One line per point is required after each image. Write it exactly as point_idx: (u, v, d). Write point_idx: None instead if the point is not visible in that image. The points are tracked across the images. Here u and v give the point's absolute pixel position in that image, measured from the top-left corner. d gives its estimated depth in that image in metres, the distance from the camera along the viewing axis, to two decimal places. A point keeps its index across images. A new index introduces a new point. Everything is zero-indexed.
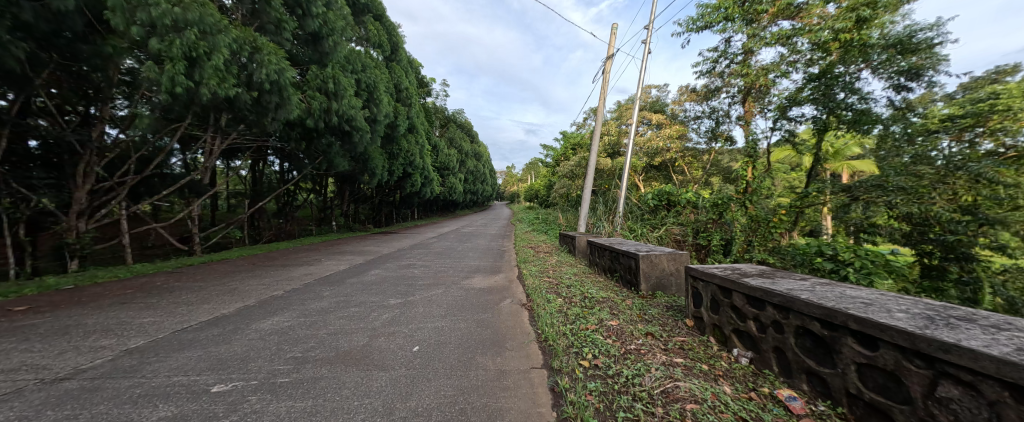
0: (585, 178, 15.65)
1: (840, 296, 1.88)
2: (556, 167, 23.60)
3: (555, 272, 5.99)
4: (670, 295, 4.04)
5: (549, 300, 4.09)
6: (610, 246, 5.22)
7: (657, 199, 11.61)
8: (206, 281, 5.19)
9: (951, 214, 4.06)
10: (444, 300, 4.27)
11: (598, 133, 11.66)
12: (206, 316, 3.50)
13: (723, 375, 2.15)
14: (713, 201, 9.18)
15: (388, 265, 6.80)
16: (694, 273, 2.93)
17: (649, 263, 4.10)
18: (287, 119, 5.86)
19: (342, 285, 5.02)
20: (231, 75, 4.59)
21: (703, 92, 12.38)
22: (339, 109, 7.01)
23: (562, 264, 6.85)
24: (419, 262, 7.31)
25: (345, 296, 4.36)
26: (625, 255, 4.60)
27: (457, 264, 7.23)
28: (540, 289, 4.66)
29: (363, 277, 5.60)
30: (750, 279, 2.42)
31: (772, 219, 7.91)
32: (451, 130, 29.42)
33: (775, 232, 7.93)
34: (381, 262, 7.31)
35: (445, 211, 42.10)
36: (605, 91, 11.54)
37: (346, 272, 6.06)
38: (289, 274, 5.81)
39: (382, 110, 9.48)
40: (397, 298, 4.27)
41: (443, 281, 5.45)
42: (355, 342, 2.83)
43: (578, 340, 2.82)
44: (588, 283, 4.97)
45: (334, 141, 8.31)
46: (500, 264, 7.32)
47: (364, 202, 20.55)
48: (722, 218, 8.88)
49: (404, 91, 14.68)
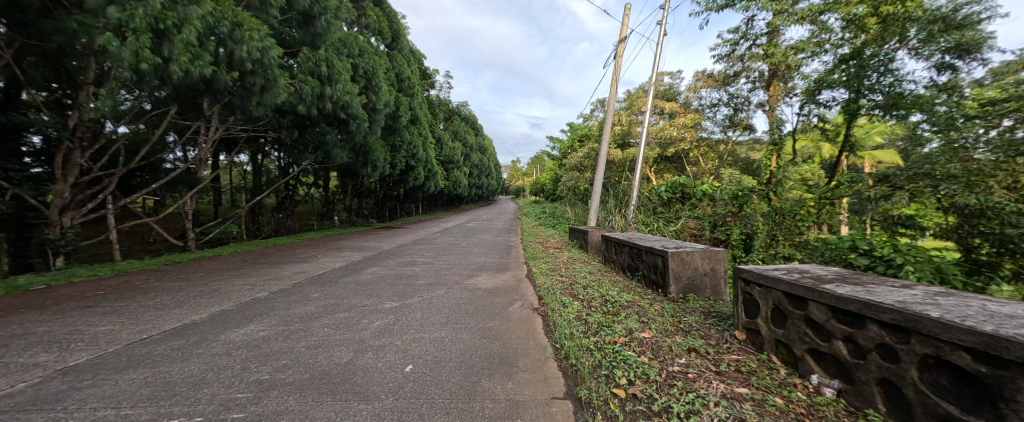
0: (594, 170, 15.04)
1: (992, 316, 1.33)
2: (562, 159, 22.97)
3: (567, 270, 5.48)
4: (704, 299, 3.50)
5: (565, 304, 3.57)
6: (631, 242, 4.66)
7: (670, 192, 10.96)
8: (189, 281, 4.77)
9: (1014, 205, 3.41)
10: (445, 303, 3.77)
11: (610, 121, 11.02)
12: (173, 323, 3.05)
13: (808, 414, 1.62)
14: (732, 193, 8.78)
15: (387, 263, 6.33)
16: (747, 275, 2.40)
17: (681, 260, 3.56)
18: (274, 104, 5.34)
19: (334, 285, 4.55)
20: (207, 53, 4.10)
21: (721, 78, 11.73)
22: (333, 94, 6.47)
23: (574, 261, 6.33)
24: (421, 259, 6.84)
25: (335, 299, 3.88)
26: (650, 252, 4.05)
27: (461, 261, 6.75)
28: (553, 290, 4.16)
29: (359, 276, 5.15)
30: (834, 287, 1.89)
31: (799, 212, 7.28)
32: (455, 123, 28.89)
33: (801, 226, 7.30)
34: (379, 259, 6.85)
35: (450, 205, 41.72)
36: (616, 77, 10.90)
37: (341, 271, 5.61)
38: (280, 273, 5.39)
39: (381, 99, 8.97)
40: (393, 301, 3.79)
41: (445, 280, 4.97)
42: (337, 359, 2.35)
43: (606, 358, 2.30)
44: (607, 282, 4.45)
45: (329, 130, 7.77)
46: (508, 260, 6.81)
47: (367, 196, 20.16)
48: (742, 211, 8.50)
49: (406, 82, 14.21)
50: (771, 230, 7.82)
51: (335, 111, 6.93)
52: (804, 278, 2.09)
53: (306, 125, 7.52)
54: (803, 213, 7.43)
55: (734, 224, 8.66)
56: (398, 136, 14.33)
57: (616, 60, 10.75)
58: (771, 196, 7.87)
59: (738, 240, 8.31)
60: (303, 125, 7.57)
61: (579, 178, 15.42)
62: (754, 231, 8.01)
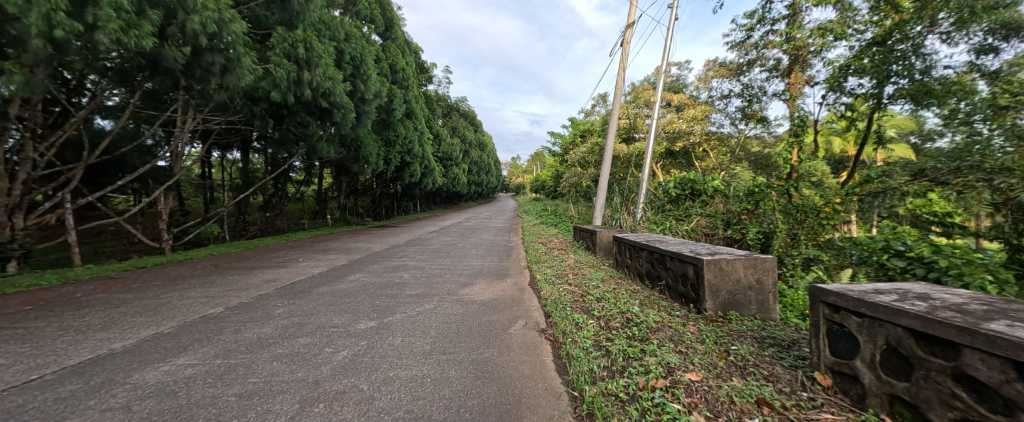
0: (598, 166, 14.36)
1: None
2: (563, 155, 22.25)
3: (576, 276, 4.83)
4: (749, 318, 2.85)
5: (578, 324, 2.92)
6: (651, 245, 4.01)
7: (679, 188, 10.15)
8: (139, 293, 4.10)
9: None
10: (432, 322, 3.12)
11: (617, 113, 10.37)
12: (82, 355, 2.38)
13: None
14: (748, 189, 8.17)
15: (373, 268, 5.67)
16: (837, 300, 1.77)
17: (720, 270, 2.90)
18: (237, 87, 4.67)
19: (305, 297, 3.90)
20: (146, 21, 3.41)
21: (733, 67, 11.07)
22: (312, 80, 5.76)
23: (583, 265, 5.67)
24: (412, 264, 6.19)
25: (301, 317, 3.23)
26: (678, 258, 3.40)
27: (456, 265, 6.09)
28: (562, 304, 3.51)
29: (338, 285, 4.50)
30: (1007, 328, 1.20)
31: (824, 209, 6.81)
32: (453, 119, 28.20)
33: (826, 224, 6.84)
34: (366, 263, 6.19)
35: (450, 203, 41.02)
36: (623, 66, 10.22)
37: (320, 278, 4.96)
38: (250, 280, 4.74)
39: (370, 89, 8.29)
40: (369, 320, 3.13)
41: (436, 289, 4.32)
42: (273, 418, 1.68)
43: (645, 415, 1.64)
44: (624, 294, 3.81)
45: (312, 121, 7.07)
46: (507, 264, 6.15)
47: (361, 194, 19.47)
48: (758, 209, 7.89)
49: (401, 74, 13.52)
50: (791, 228, 7.17)
51: (316, 99, 6.24)
52: (938, 311, 1.42)
53: (284, 116, 6.84)
54: (828, 211, 6.78)
55: (749, 222, 8.03)
56: (393, 130, 13.65)
57: (623, 47, 10.09)
58: (792, 192, 7.25)
59: (755, 240, 7.66)
60: (281, 115, 6.88)
61: (582, 174, 14.74)
62: (773, 230, 7.36)
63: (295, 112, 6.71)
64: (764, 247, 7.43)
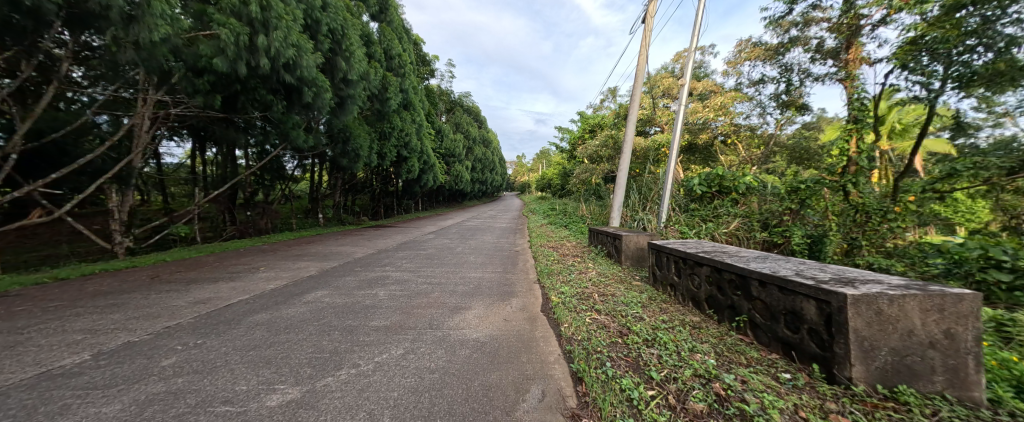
0: (612, 161, 13.15)
1: None
2: (571, 151, 21.10)
3: (604, 298, 3.65)
4: (935, 400, 1.62)
5: (631, 403, 1.73)
6: (718, 260, 2.80)
7: (705, 186, 8.73)
8: (3, 323, 2.94)
9: None
10: (394, 388, 1.94)
11: (637, 100, 9.13)
12: None
13: None
14: (789, 185, 6.98)
15: (345, 282, 4.51)
16: None
17: (876, 315, 1.71)
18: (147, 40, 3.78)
19: (228, 333, 2.73)
20: None
21: (768, 48, 9.82)
22: (268, 45, 4.60)
23: (607, 280, 4.48)
24: (394, 275, 5.01)
25: (193, 376, 2.05)
26: (778, 285, 2.18)
27: (450, 277, 4.94)
28: (595, 353, 2.34)
29: (286, 310, 3.33)
30: None
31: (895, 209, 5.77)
32: (457, 115, 27.31)
33: (894, 225, 5.78)
34: (339, 274, 5.05)
35: (452, 202, 39.87)
36: (645, 44, 8.97)
37: (269, 298, 3.79)
38: (172, 302, 3.57)
39: (353, 68, 7.17)
40: (298, 383, 1.97)
41: (415, 318, 3.15)
42: None
43: None
44: (685, 335, 2.60)
45: (277, 101, 5.91)
46: (513, 277, 4.99)
47: (357, 192, 18.38)
48: (803, 208, 6.78)
49: (396, 60, 12.47)
50: (848, 233, 6.12)
51: (278, 72, 5.08)
52: None
53: (238, 92, 5.70)
54: (897, 211, 5.80)
55: (792, 224, 6.84)
56: (388, 122, 12.55)
57: (645, 22, 8.82)
58: (849, 189, 6.15)
59: (802, 245, 6.44)
60: (236, 92, 5.73)
61: (594, 170, 13.40)
62: (825, 234, 6.21)
63: (252, 87, 5.58)
64: (816, 252, 6.19)
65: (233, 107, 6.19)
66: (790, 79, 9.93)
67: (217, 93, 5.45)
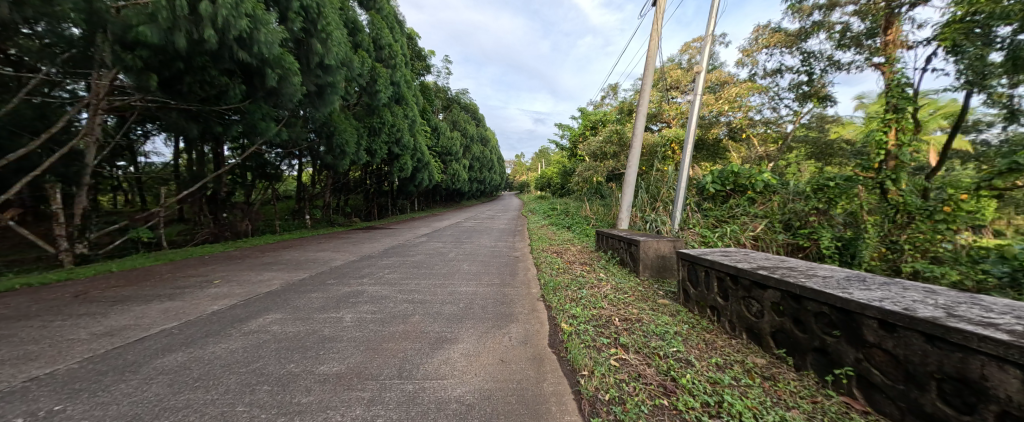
0: (617, 159, 12.33)
1: None
2: (572, 149, 20.31)
3: (629, 327, 2.83)
4: None
5: None
6: (796, 285, 2.01)
7: (719, 184, 7.74)
8: None
9: None
10: None
11: (647, 90, 8.32)
12: None
13: None
14: (813, 182, 6.17)
15: (310, 300, 3.71)
16: None
17: None
18: None
19: (114, 389, 1.93)
20: None
21: (788, 35, 9.08)
22: (212, 13, 3.78)
23: (628, 297, 3.67)
24: (373, 290, 4.23)
25: None
26: (922, 332, 1.38)
27: (438, 292, 4.15)
28: None
29: (217, 345, 2.52)
30: None
31: (945, 210, 4.74)
32: (454, 113, 26.46)
33: (947, 228, 4.76)
34: (307, 288, 4.25)
35: (450, 202, 39.05)
36: (656, 29, 8.18)
37: (203, 325, 2.97)
38: (71, 335, 2.73)
39: (331, 52, 6.38)
40: None
41: (384, 357, 2.37)
42: None
43: None
44: (761, 394, 1.80)
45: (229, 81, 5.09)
46: (512, 292, 4.21)
47: (349, 192, 17.54)
48: (832, 208, 5.97)
49: (387, 51, 11.69)
50: (886, 236, 5.24)
51: (228, 48, 4.28)
52: None
53: (181, 71, 4.89)
54: (946, 211, 4.74)
55: (819, 226, 6.04)
56: (377, 116, 11.77)
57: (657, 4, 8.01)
58: (887, 186, 5.23)
59: (832, 249, 5.63)
60: (181, 72, 4.90)
61: (597, 168, 12.60)
62: (856, 237, 5.46)
63: (200, 66, 4.81)
64: (850, 258, 5.42)
65: (179, 92, 5.37)
66: (811, 68, 9.20)
67: (154, 73, 4.64)
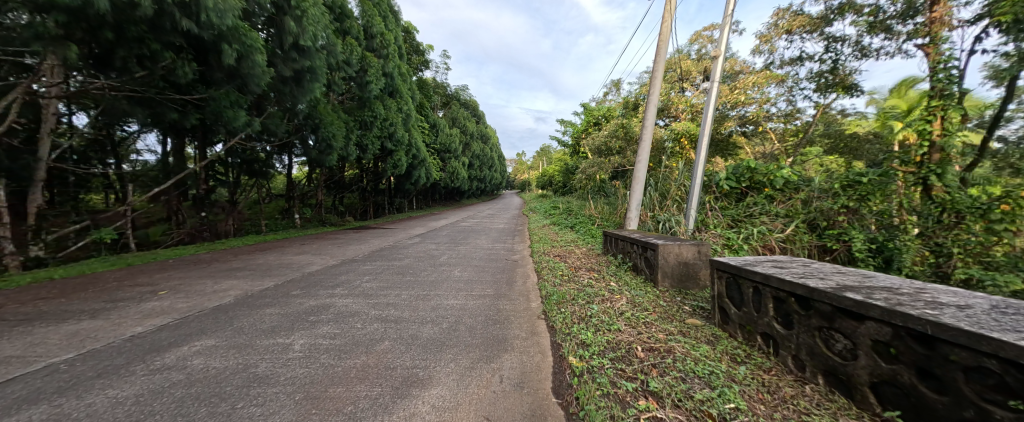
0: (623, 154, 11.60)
1: None
2: (575, 146, 19.55)
3: (657, 364, 2.13)
4: None
5: None
6: (926, 320, 1.31)
7: (733, 181, 6.93)
8: None
9: None
10: None
11: (659, 78, 7.60)
12: None
13: None
14: (842, 178, 5.28)
15: (261, 318, 3.05)
16: None
17: None
18: None
19: None
20: None
21: (811, 20, 8.35)
22: None
23: (649, 317, 2.97)
24: (343, 303, 3.57)
25: None
26: None
27: (420, 307, 3.47)
28: None
29: (104, 391, 1.86)
30: None
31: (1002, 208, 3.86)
32: (453, 109, 25.68)
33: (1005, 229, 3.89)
34: (264, 301, 3.57)
35: (449, 201, 38.16)
36: (670, 11, 7.45)
37: (108, 356, 2.31)
38: None
39: (307, 32, 5.71)
40: None
41: (323, 413, 1.70)
42: None
43: None
44: None
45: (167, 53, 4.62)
46: (506, 306, 3.52)
47: (342, 191, 16.85)
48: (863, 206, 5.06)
49: (378, 40, 11.00)
50: (929, 238, 4.48)
51: (168, 18, 3.73)
52: None
53: (111, 43, 4.29)
54: (1002, 210, 3.88)
55: (850, 227, 5.12)
56: (368, 109, 11.09)
57: None
58: (930, 182, 4.48)
59: (864, 252, 4.81)
60: (111, 43, 4.29)
61: (602, 165, 11.88)
62: (890, 239, 4.66)
63: (134, 37, 4.23)
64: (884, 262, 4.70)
65: (110, 64, 4.74)
66: (835, 54, 8.47)
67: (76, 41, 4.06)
